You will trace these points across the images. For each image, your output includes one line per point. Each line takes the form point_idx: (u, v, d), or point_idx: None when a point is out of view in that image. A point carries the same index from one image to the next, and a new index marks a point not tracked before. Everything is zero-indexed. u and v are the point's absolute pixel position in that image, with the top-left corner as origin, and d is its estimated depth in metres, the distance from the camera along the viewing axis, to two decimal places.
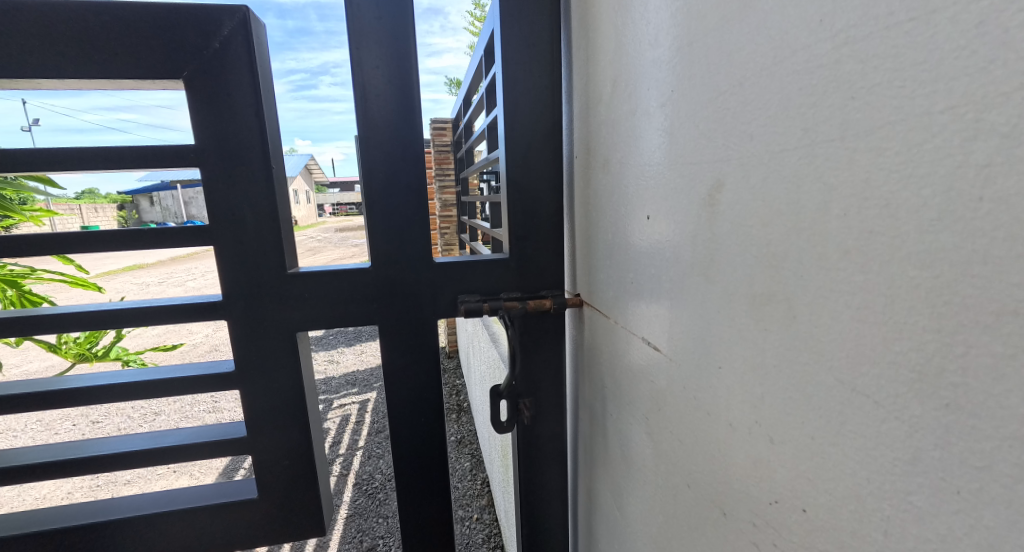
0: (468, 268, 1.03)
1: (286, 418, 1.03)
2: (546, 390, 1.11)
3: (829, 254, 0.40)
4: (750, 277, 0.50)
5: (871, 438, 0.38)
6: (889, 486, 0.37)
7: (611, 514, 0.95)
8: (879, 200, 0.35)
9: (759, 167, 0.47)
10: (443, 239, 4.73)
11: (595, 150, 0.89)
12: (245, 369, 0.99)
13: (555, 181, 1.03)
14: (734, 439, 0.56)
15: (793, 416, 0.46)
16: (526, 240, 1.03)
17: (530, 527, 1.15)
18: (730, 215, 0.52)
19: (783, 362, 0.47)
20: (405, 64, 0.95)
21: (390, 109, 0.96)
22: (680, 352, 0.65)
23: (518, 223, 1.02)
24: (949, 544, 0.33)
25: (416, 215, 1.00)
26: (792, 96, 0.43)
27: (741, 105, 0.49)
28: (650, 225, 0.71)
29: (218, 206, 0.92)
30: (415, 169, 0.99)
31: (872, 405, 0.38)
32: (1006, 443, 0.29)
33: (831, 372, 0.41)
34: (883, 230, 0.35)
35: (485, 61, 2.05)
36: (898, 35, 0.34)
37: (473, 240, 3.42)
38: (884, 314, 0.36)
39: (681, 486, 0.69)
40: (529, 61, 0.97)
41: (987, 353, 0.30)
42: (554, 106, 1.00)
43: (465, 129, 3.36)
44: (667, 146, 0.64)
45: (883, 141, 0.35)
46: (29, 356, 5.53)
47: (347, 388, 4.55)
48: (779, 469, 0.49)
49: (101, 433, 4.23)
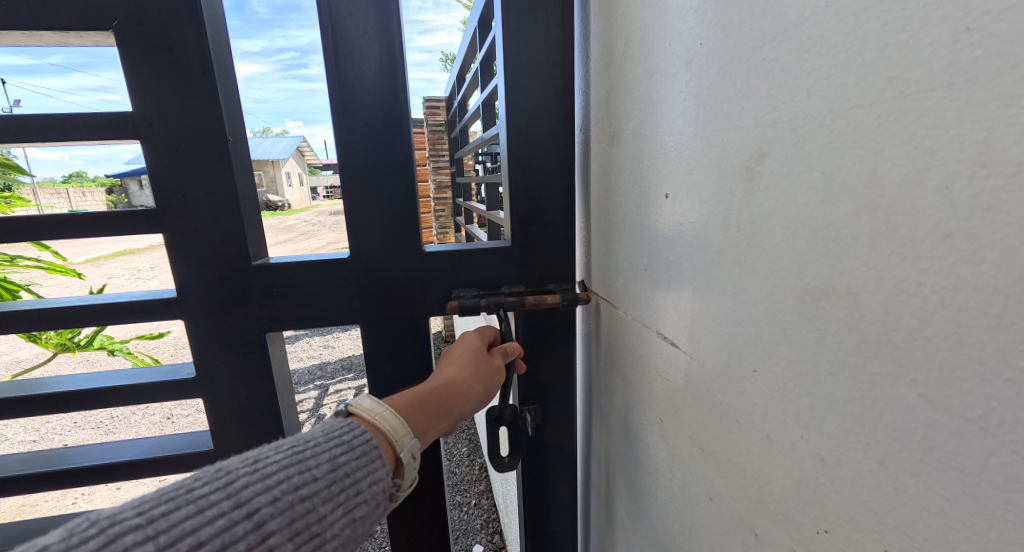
0: (463, 255, 0.93)
1: (264, 421, 0.95)
2: (553, 388, 1.02)
3: (918, 240, 0.31)
4: (800, 266, 0.41)
5: (972, 475, 0.30)
6: (995, 535, 0.29)
7: (625, 522, 0.88)
8: (1004, 167, 0.27)
9: (819, 129, 0.38)
10: (438, 221, 4.62)
11: (609, 121, 0.80)
12: (217, 365, 0.90)
13: (561, 156, 0.93)
14: (771, 453, 0.48)
15: (853, 435, 0.38)
16: (529, 224, 0.94)
17: (537, 535, 1.09)
18: (774, 191, 0.44)
19: (847, 374, 0.38)
20: (388, 23, 0.84)
21: (370, 73, 0.85)
22: (704, 352, 0.57)
23: (520, 206, 0.93)
24: None
25: (401, 195, 0.90)
26: (870, 37, 0.34)
27: (795, 54, 0.40)
28: (670, 207, 0.62)
29: (170, 185, 0.82)
30: (399, 143, 0.88)
31: (975, 433, 0.29)
32: None
33: (913, 387, 0.33)
34: (1009, 208, 0.27)
35: (481, 33, 1.96)
36: None
37: (471, 222, 3.30)
38: (1003, 318, 0.27)
39: (701, 498, 0.61)
40: (531, 22, 0.87)
41: None
42: (562, 74, 0.90)
43: (459, 107, 3.23)
44: (692, 110, 0.55)
45: (1016, 86, 0.26)
46: (19, 344, 5.44)
47: (343, 374, 4.49)
48: (831, 495, 0.41)
49: (92, 421, 4.15)
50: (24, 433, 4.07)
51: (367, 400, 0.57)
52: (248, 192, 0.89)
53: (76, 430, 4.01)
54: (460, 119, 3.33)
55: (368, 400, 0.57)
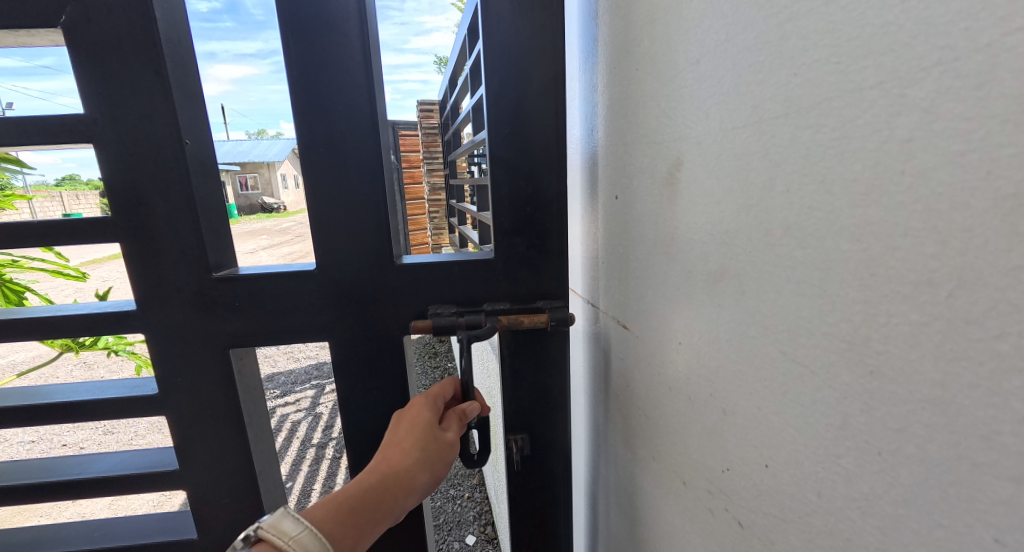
0: (439, 272, 0.70)
1: (191, 477, 0.75)
2: (551, 439, 0.79)
3: (772, 231, 0.40)
4: (706, 254, 0.49)
5: (808, 408, 0.38)
6: (821, 449, 0.37)
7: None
8: (817, 175, 0.35)
9: (714, 145, 0.46)
10: (433, 223, 4.66)
11: (620, 120, 0.67)
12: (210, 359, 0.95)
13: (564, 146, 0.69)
14: (692, 412, 0.54)
15: (741, 387, 0.45)
16: (513, 232, 0.71)
17: None
18: (688, 194, 0.51)
19: (971, 445, 0.27)
20: None
21: (331, 56, 0.62)
22: (734, 388, 0.46)
23: (507, 212, 0.70)
24: (870, 504, 0.34)
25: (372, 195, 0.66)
26: (741, 73, 0.42)
27: (906, 10, 0.28)
28: (701, 218, 0.49)
29: (119, 194, 0.64)
30: (385, 149, 0.66)
31: (809, 375, 0.37)
32: (918, 406, 0.29)
33: (774, 345, 0.41)
34: (821, 206, 0.35)
35: (471, 38, 2.00)
36: (835, 12, 0.33)
37: (464, 223, 3.34)
38: (821, 287, 0.36)
39: (643, 459, 0.68)
40: None
41: (904, 322, 0.30)
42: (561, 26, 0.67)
43: (452, 111, 3.27)
44: (759, 96, 0.40)
45: (822, 117, 0.34)
46: (15, 346, 5.42)
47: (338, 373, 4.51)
48: (730, 439, 0.48)
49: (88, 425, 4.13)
50: (20, 436, 4.05)
51: (282, 521, 0.49)
52: (218, 205, 0.70)
53: (72, 433, 3.99)
54: (453, 121, 3.36)
55: (282, 522, 0.49)
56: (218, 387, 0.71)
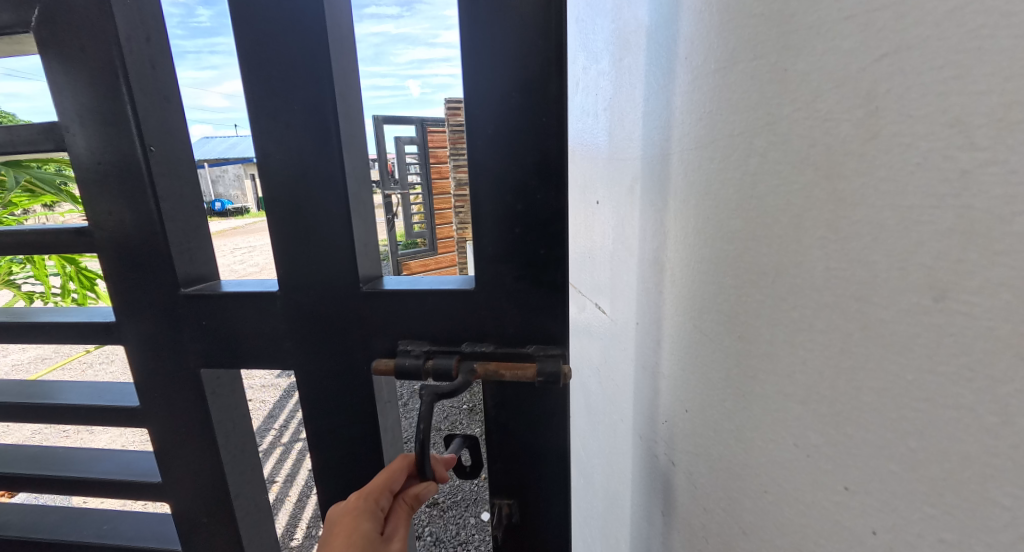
0: (412, 303, 0.59)
1: (175, 489, 0.73)
2: (545, 510, 0.65)
3: (684, 233, 0.54)
4: (653, 250, 0.62)
5: (701, 361, 0.52)
6: (710, 393, 0.50)
7: None
8: (711, 195, 0.48)
9: (659, 167, 0.59)
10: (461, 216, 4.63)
11: (685, 118, 0.52)
12: None
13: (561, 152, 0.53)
14: (644, 376, 0.68)
15: (672, 356, 0.58)
16: (499, 259, 0.57)
17: None
18: (644, 204, 0.64)
19: (781, 380, 0.40)
20: None
21: (285, 49, 0.54)
22: (668, 356, 0.59)
23: (491, 234, 0.57)
24: (735, 428, 0.47)
25: (337, 214, 0.58)
26: (671, 113, 0.56)
27: (756, 84, 0.41)
28: (679, 229, 0.54)
29: (93, 200, 0.63)
30: (350, 153, 0.58)
31: (704, 338, 0.51)
32: (757, 356, 0.43)
33: (687, 319, 0.54)
34: (710, 218, 0.48)
35: None
36: (717, 78, 0.46)
37: None
38: (711, 275, 0.49)
39: (619, 422, 0.80)
40: None
41: (754, 300, 0.43)
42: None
43: None
44: (709, 127, 0.48)
45: (712, 151, 0.48)
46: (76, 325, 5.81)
47: None
48: (665, 394, 0.61)
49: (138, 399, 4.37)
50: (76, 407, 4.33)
51: None
52: (193, 214, 0.67)
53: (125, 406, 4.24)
54: None
55: None
56: (195, 403, 0.69)
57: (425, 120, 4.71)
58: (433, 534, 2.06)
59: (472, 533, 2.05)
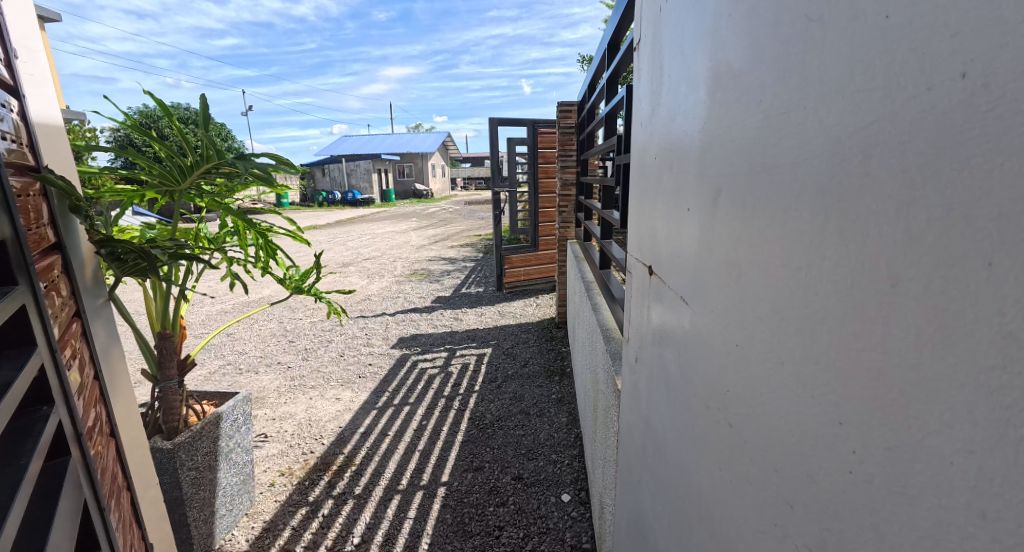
0: None
1: None
2: None
3: (790, 243, 0.47)
4: (763, 260, 0.53)
5: (810, 392, 0.44)
6: (820, 427, 0.43)
7: None
8: (831, 197, 0.41)
9: (766, 171, 0.53)
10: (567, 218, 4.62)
11: (776, 125, 0.50)
12: None
13: None
14: (751, 412, 0.56)
15: (773, 386, 0.51)
16: None
17: None
18: (758, 212, 0.55)
19: (903, 422, 0.33)
20: None
21: None
22: (768, 385, 0.52)
23: None
24: (850, 477, 0.39)
25: None
26: (772, 114, 0.51)
27: (871, 71, 0.36)
28: (796, 243, 0.46)
29: None
30: None
31: (814, 365, 0.43)
32: (875, 391, 0.36)
33: (796, 341, 0.47)
34: (824, 224, 0.42)
35: (622, 29, 1.98)
36: (825, 70, 0.42)
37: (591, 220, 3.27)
38: (824, 294, 0.42)
39: (710, 462, 0.70)
40: None
41: (874, 329, 0.36)
42: None
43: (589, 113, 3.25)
44: (822, 123, 0.42)
45: (827, 148, 0.41)
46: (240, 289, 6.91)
47: None
48: (767, 423, 0.53)
49: None
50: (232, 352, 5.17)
51: None
52: None
53: None
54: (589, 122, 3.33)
55: None
56: None
57: (537, 122, 4.82)
58: (515, 502, 2.08)
59: (553, 511, 2.02)
